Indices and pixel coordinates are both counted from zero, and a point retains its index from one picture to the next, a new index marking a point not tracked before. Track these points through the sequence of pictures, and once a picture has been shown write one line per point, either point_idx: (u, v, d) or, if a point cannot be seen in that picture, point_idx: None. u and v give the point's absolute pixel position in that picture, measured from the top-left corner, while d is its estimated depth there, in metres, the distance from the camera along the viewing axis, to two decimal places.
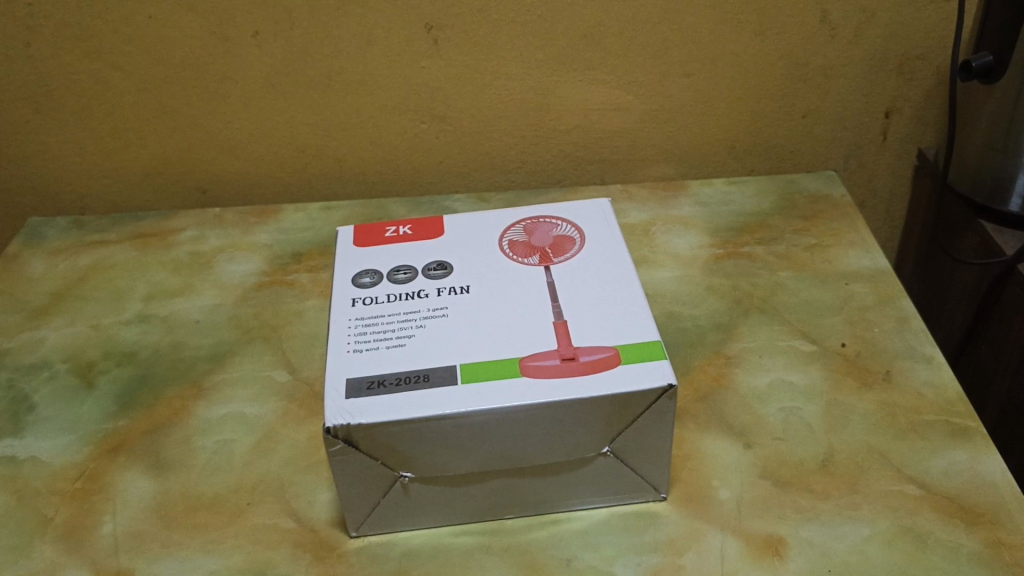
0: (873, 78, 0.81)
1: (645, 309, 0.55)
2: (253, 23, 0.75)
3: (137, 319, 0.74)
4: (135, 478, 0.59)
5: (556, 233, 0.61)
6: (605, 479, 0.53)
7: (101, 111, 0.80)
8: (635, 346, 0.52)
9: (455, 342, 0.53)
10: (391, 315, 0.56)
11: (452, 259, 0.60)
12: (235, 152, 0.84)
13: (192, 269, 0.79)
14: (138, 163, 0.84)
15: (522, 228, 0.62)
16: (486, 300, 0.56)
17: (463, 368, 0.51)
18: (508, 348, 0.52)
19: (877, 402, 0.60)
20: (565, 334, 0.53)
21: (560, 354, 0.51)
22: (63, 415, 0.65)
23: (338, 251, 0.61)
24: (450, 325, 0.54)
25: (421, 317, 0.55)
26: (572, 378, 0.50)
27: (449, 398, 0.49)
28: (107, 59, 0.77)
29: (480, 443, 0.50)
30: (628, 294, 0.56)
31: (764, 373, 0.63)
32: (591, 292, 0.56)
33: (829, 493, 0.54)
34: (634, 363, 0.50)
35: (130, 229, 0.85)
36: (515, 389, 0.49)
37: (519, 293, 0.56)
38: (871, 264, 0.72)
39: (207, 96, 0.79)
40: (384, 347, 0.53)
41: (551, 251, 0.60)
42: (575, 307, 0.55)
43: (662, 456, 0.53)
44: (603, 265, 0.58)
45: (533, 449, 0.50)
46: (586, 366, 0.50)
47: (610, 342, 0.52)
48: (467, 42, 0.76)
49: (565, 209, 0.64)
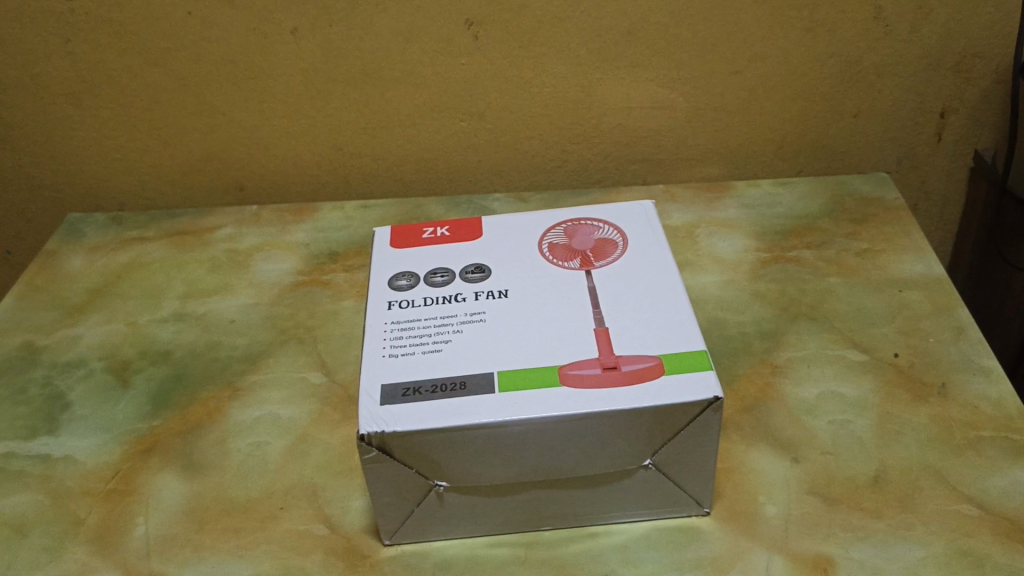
0: (928, 77, 0.78)
1: (690, 317, 0.53)
2: (292, 19, 0.74)
3: (173, 317, 0.73)
4: (168, 480, 0.59)
5: (597, 236, 0.60)
6: (646, 492, 0.51)
7: (140, 108, 0.80)
8: (680, 356, 0.50)
9: (492, 349, 0.51)
10: (427, 319, 0.54)
11: (490, 262, 0.58)
12: (272, 150, 0.83)
13: (228, 268, 0.78)
14: (177, 160, 0.84)
15: (562, 231, 0.61)
16: (525, 305, 0.55)
17: (501, 375, 0.50)
18: (547, 356, 0.51)
19: (931, 416, 0.57)
20: (607, 343, 0.51)
21: (601, 363, 0.49)
22: (98, 415, 0.64)
23: (374, 252, 0.60)
24: (488, 331, 0.53)
25: (457, 322, 0.54)
26: (614, 389, 0.48)
27: (486, 406, 0.48)
28: (145, 55, 0.76)
29: (518, 454, 0.48)
30: (672, 300, 0.54)
31: (812, 384, 0.60)
32: (634, 298, 0.54)
33: (880, 511, 0.52)
34: (679, 374, 0.48)
35: (167, 226, 0.84)
36: (554, 399, 0.48)
37: (559, 298, 0.55)
38: (925, 271, 0.70)
39: (245, 93, 0.79)
40: (420, 352, 0.52)
41: (592, 255, 0.58)
42: (617, 315, 0.53)
43: (706, 471, 0.51)
44: (646, 271, 0.56)
45: (572, 460, 0.49)
46: (628, 376, 0.48)
47: (653, 351, 0.50)
48: (508, 39, 0.75)
49: (608, 210, 0.62)
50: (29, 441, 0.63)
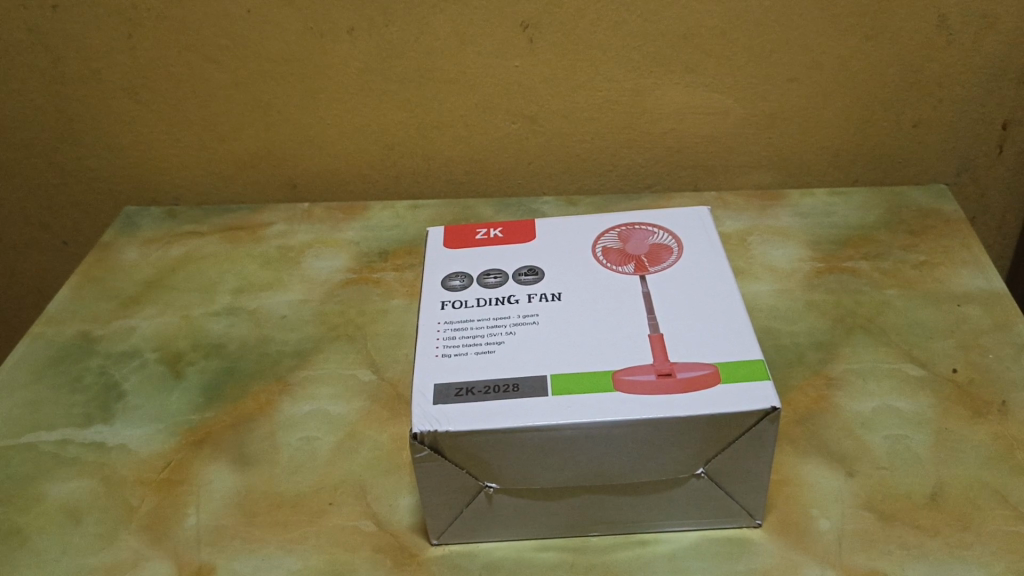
0: (991, 88, 0.76)
1: (746, 326, 0.52)
2: (349, 19, 0.74)
3: (225, 311, 0.75)
4: (219, 472, 0.60)
5: (652, 241, 0.59)
6: (697, 502, 0.51)
7: (198, 105, 0.81)
8: (735, 364, 0.49)
9: (546, 351, 0.51)
10: (480, 320, 0.54)
11: (543, 264, 0.58)
12: (325, 148, 0.84)
13: (280, 264, 0.79)
14: (231, 156, 0.85)
15: (616, 235, 0.60)
16: (578, 308, 0.54)
17: (554, 378, 0.49)
18: (601, 360, 0.50)
19: (991, 434, 0.56)
20: (661, 348, 0.50)
21: (655, 370, 0.49)
22: (151, 405, 0.65)
23: (427, 252, 0.60)
24: (540, 334, 0.53)
25: (510, 324, 0.54)
26: (669, 395, 0.47)
27: (538, 409, 0.47)
28: (205, 52, 0.78)
29: (569, 458, 0.48)
30: (728, 308, 0.53)
31: (867, 397, 0.59)
32: (688, 304, 0.54)
33: (938, 529, 0.51)
34: (735, 383, 0.48)
35: (221, 221, 0.86)
36: (607, 404, 0.47)
37: (614, 303, 0.54)
38: (985, 285, 0.68)
39: (300, 91, 0.80)
40: (474, 352, 0.52)
41: (647, 260, 0.58)
42: (672, 320, 0.53)
43: (759, 482, 0.50)
44: (701, 277, 0.56)
45: (623, 466, 0.49)
46: (683, 383, 0.48)
47: (709, 359, 0.50)
48: (563, 42, 0.75)
49: (662, 215, 0.62)
50: (83, 429, 0.64)
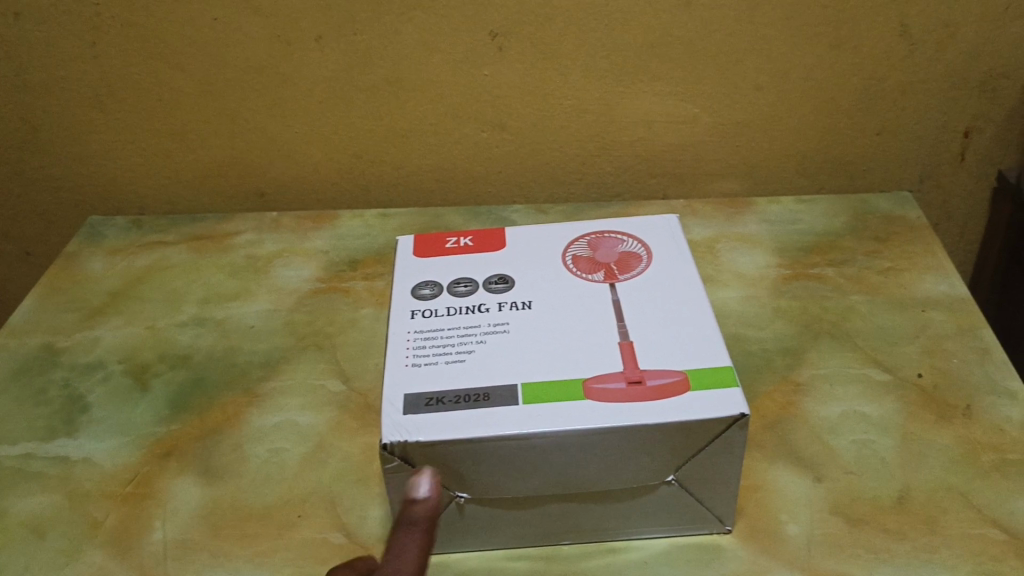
0: (953, 96, 0.77)
1: (715, 333, 0.52)
2: (317, 27, 0.74)
3: (193, 321, 0.74)
4: (186, 485, 0.59)
5: (621, 249, 0.59)
6: (668, 508, 0.51)
7: (164, 113, 0.81)
8: (704, 372, 0.49)
9: (516, 360, 0.51)
10: (450, 329, 0.54)
11: (514, 273, 0.58)
12: (293, 156, 0.83)
13: (248, 274, 0.79)
14: (198, 165, 0.84)
15: (586, 243, 0.61)
16: (548, 316, 0.54)
17: (525, 387, 0.49)
18: (571, 368, 0.50)
19: (955, 437, 0.57)
20: (631, 356, 0.51)
21: (626, 377, 0.49)
22: (116, 417, 0.64)
23: (397, 261, 0.60)
24: (511, 343, 0.53)
25: (481, 333, 0.53)
26: (639, 403, 0.47)
27: (508, 418, 0.47)
28: (171, 60, 0.77)
29: (540, 467, 0.48)
30: (697, 315, 0.54)
31: (835, 402, 0.60)
32: (658, 311, 0.54)
33: (904, 533, 0.51)
34: (704, 389, 0.48)
35: (188, 230, 0.85)
36: (578, 412, 0.47)
37: (584, 311, 0.55)
38: (949, 290, 0.69)
39: (268, 99, 0.79)
40: (444, 362, 0.52)
41: (616, 268, 0.58)
42: (642, 328, 0.53)
43: (729, 488, 0.50)
44: (670, 285, 0.56)
45: (594, 475, 0.49)
46: (653, 390, 0.48)
47: (678, 366, 0.50)
48: (532, 50, 0.75)
49: (631, 223, 0.62)
50: (47, 443, 0.63)
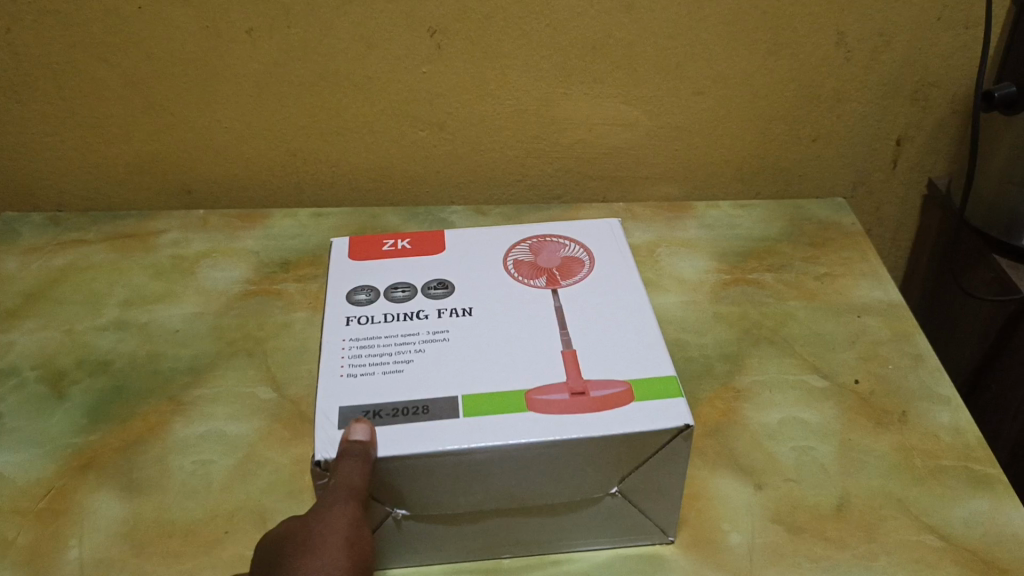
0: (887, 105, 0.79)
1: (659, 341, 0.52)
2: (248, 19, 0.71)
3: (114, 325, 0.70)
4: (105, 500, 0.56)
5: (563, 254, 0.58)
6: (610, 520, 0.50)
7: (84, 105, 0.77)
8: (649, 382, 0.48)
9: (456, 370, 0.50)
10: (388, 337, 0.52)
11: (453, 278, 0.57)
12: (222, 152, 0.80)
13: (174, 275, 0.75)
14: (121, 159, 0.81)
15: (527, 248, 0.59)
16: (489, 323, 0.53)
17: (465, 399, 0.48)
18: (513, 378, 0.49)
19: (892, 444, 0.57)
20: (574, 366, 0.50)
21: (569, 389, 0.48)
22: (30, 427, 0.61)
23: (332, 265, 0.58)
24: (450, 351, 0.51)
25: (419, 341, 0.52)
26: (582, 414, 0.46)
27: (448, 431, 0.46)
28: (91, 49, 0.73)
29: (481, 481, 0.47)
30: (641, 323, 0.53)
31: (774, 409, 0.60)
32: (601, 319, 0.53)
33: (844, 541, 0.51)
34: (648, 400, 0.47)
35: (109, 228, 0.81)
36: (520, 425, 0.46)
37: (526, 318, 0.53)
38: (883, 297, 0.70)
39: (195, 93, 0.76)
40: (382, 372, 0.50)
41: (559, 274, 0.57)
42: (585, 336, 0.52)
43: (672, 499, 0.50)
44: (614, 291, 0.55)
45: (537, 487, 0.47)
46: (597, 401, 0.47)
47: (622, 376, 0.49)
48: (472, 49, 0.73)
49: (574, 228, 0.61)
50: None
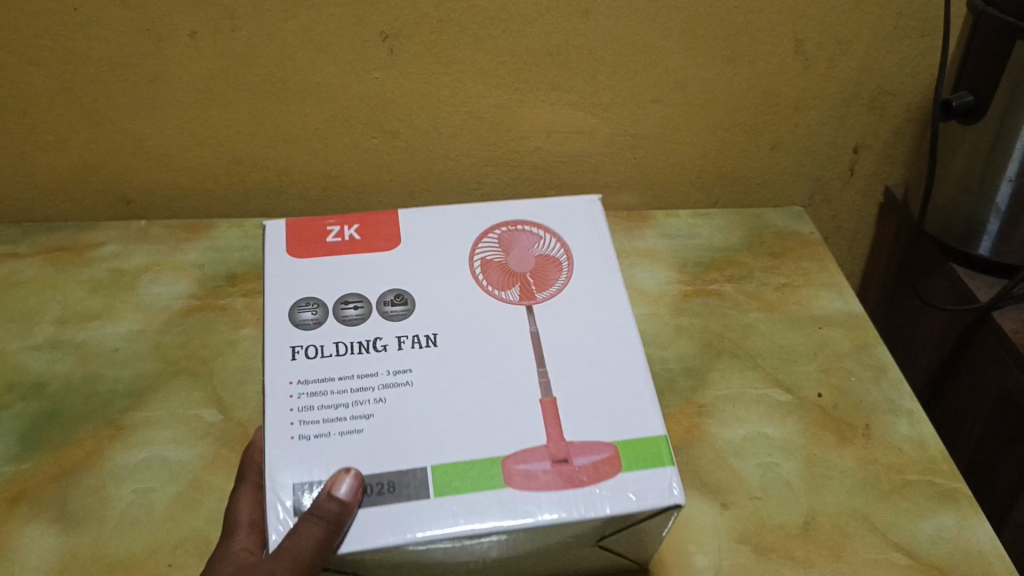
0: (844, 113, 0.78)
1: (649, 385, 0.47)
2: (190, 22, 0.68)
3: (48, 345, 0.67)
4: (36, 533, 0.52)
5: (537, 251, 0.51)
6: (590, 556, 0.49)
7: (16, 111, 0.73)
8: (637, 445, 0.45)
9: (424, 428, 0.44)
10: (342, 377, 0.45)
11: (412, 287, 0.49)
12: (164, 161, 0.77)
13: (113, 290, 0.72)
14: (55, 169, 0.77)
15: (497, 240, 0.52)
16: (458, 360, 0.47)
17: (437, 472, 0.43)
18: (488, 434, 0.44)
19: (857, 459, 0.56)
20: (557, 420, 0.45)
21: (550, 455, 0.44)
22: None
23: (269, 265, 0.49)
24: (415, 401, 0.45)
25: (378, 386, 0.45)
26: (566, 493, 0.43)
27: (420, 519, 0.42)
28: (21, 54, 0.69)
29: (454, 551, 0.44)
30: (627, 358, 0.48)
31: (738, 424, 0.59)
32: (582, 348, 0.48)
33: (812, 561, 0.50)
34: (636, 471, 0.44)
35: (44, 241, 0.77)
36: (497, 508, 0.42)
37: (499, 349, 0.47)
38: (844, 307, 0.69)
39: (134, 99, 0.72)
40: (340, 432, 0.44)
41: (533, 279, 0.50)
42: (567, 378, 0.47)
43: (652, 543, 0.48)
44: (596, 307, 0.49)
45: (515, 545, 0.45)
46: (582, 475, 0.43)
47: (608, 436, 0.45)
48: (425, 55, 0.71)
49: (550, 215, 0.53)
50: None
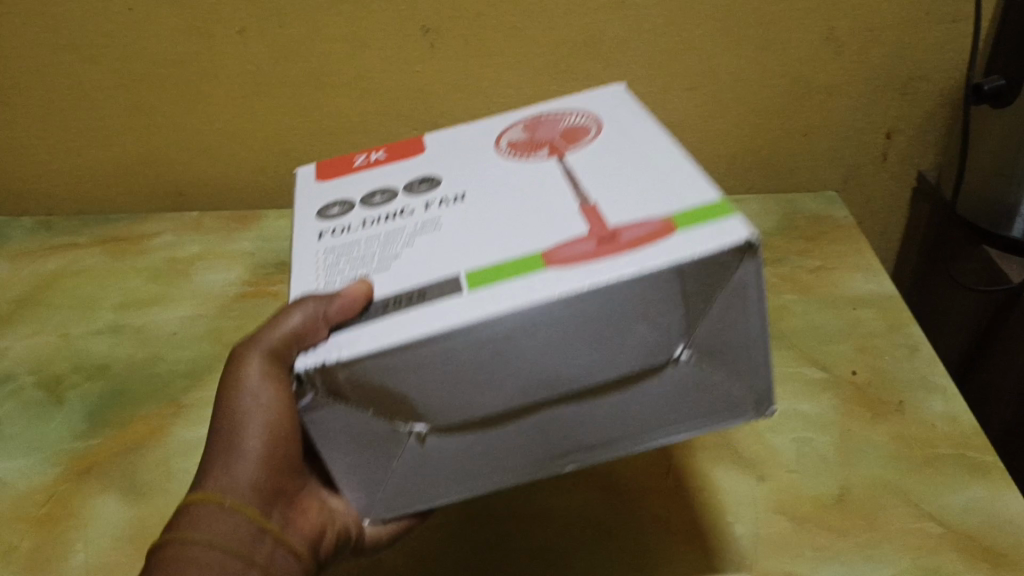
0: (876, 99, 0.79)
1: (697, 176, 0.42)
2: (240, 19, 0.71)
3: (109, 329, 0.70)
4: (107, 503, 0.55)
5: (564, 125, 0.51)
6: (686, 396, 0.40)
7: (75, 109, 0.76)
8: (693, 211, 0.39)
9: (455, 254, 0.41)
10: (369, 240, 0.45)
11: (439, 172, 0.50)
12: (214, 154, 0.80)
13: (169, 278, 0.76)
14: (112, 164, 0.81)
15: (522, 128, 0.52)
16: (485, 204, 0.45)
17: (468, 275, 0.39)
18: (522, 245, 0.40)
19: (891, 434, 0.58)
20: (596, 216, 0.41)
21: (593, 237, 0.39)
22: (28, 433, 0.61)
23: (300, 191, 0.52)
24: (445, 237, 0.43)
25: (407, 236, 0.44)
26: (614, 258, 0.37)
27: (451, 309, 0.37)
28: (80, 52, 0.73)
29: (520, 370, 0.37)
30: (670, 168, 0.43)
31: (773, 401, 0.61)
32: (613, 165, 0.45)
33: (847, 530, 0.51)
34: (696, 228, 0.37)
35: (102, 232, 0.83)
36: (542, 282, 0.37)
37: (531, 190, 0.45)
38: (877, 289, 0.71)
39: (186, 93, 0.75)
40: (367, 274, 0.42)
41: (562, 142, 0.49)
42: (602, 192, 0.43)
43: (754, 328, 0.38)
44: (625, 142, 0.47)
45: (579, 368, 0.37)
46: (629, 242, 0.38)
47: (659, 214, 0.39)
48: (464, 48, 0.73)
49: (566, 101, 0.54)
50: None
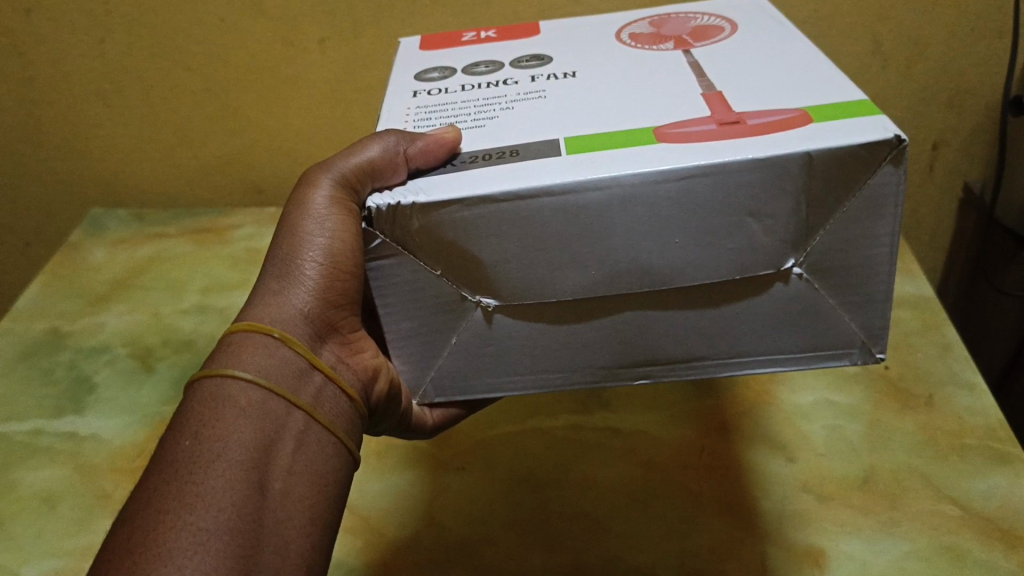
0: (922, 111, 0.82)
1: (837, 75, 0.42)
2: (319, 30, 0.76)
3: (195, 309, 0.77)
4: None
5: (694, 25, 0.54)
6: (791, 313, 0.41)
7: (169, 110, 0.84)
8: (834, 106, 0.39)
9: (551, 118, 0.44)
10: (464, 101, 0.48)
11: (553, 54, 0.53)
12: (293, 154, 0.87)
13: (248, 265, 0.82)
14: (200, 161, 0.89)
15: (650, 24, 0.55)
16: (593, 82, 0.48)
17: (567, 141, 0.41)
18: (640, 118, 0.42)
19: (919, 425, 0.61)
20: (720, 102, 0.42)
21: (717, 121, 0.40)
22: (123, 398, 0.68)
23: (405, 54, 0.58)
24: (547, 103, 0.46)
25: (508, 101, 0.47)
26: (729, 139, 0.38)
27: (551, 170, 0.38)
28: (177, 59, 0.80)
29: (618, 251, 0.38)
30: (809, 63, 0.45)
31: (808, 391, 0.64)
32: (741, 61, 0.47)
33: (869, 508, 0.55)
34: (835, 120, 0.38)
35: (188, 224, 0.90)
36: (650, 154, 0.38)
37: (650, 75, 0.47)
38: (915, 291, 0.73)
39: (270, 97, 0.82)
40: (460, 125, 0.45)
41: (690, 38, 0.52)
42: (729, 81, 0.44)
43: (881, 260, 0.39)
44: (758, 42, 0.49)
45: (679, 257, 0.38)
46: (755, 126, 0.39)
47: (796, 105, 0.40)
48: None
49: (701, 7, 0.57)
50: (57, 420, 0.66)
